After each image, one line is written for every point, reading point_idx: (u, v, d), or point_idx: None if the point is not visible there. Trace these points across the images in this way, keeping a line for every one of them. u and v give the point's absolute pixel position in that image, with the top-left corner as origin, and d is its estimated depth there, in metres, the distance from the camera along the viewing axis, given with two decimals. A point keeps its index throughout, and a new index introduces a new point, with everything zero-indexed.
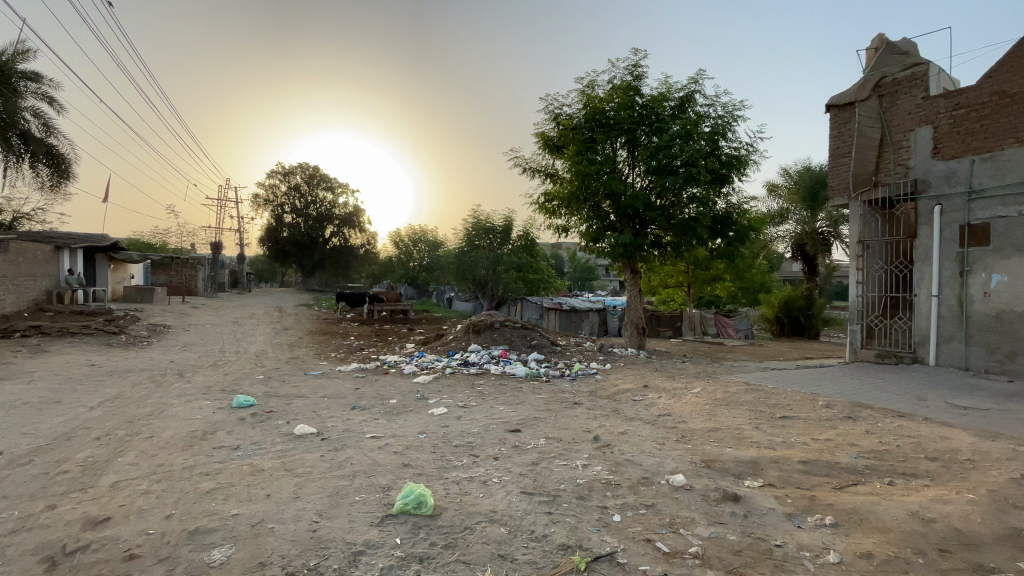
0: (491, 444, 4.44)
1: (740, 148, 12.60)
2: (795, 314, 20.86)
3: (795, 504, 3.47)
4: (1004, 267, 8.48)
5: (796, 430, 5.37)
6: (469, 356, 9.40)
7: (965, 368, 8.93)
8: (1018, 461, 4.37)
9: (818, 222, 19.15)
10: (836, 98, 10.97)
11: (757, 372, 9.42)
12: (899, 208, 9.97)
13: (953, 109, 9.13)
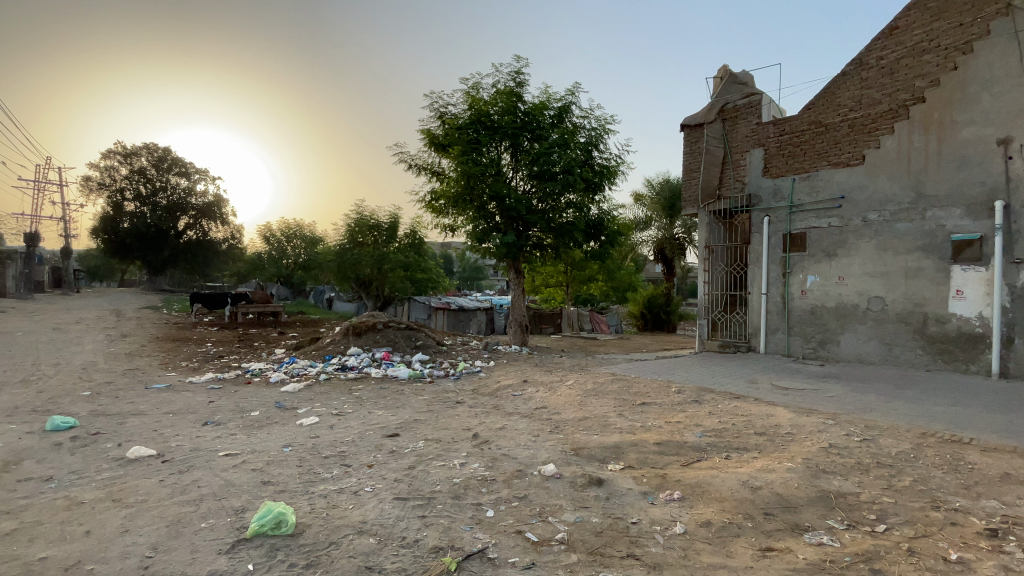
0: (366, 452, 4.26)
1: (611, 159, 13.69)
2: (656, 310, 23.24)
3: (649, 482, 3.86)
4: (812, 269, 10.28)
5: (653, 414, 5.96)
6: (348, 359, 8.95)
7: (785, 354, 10.68)
8: (818, 431, 5.32)
9: (675, 229, 21.53)
10: (689, 118, 12.42)
11: (625, 364, 10.28)
12: (737, 218, 11.71)
13: (779, 135, 10.85)
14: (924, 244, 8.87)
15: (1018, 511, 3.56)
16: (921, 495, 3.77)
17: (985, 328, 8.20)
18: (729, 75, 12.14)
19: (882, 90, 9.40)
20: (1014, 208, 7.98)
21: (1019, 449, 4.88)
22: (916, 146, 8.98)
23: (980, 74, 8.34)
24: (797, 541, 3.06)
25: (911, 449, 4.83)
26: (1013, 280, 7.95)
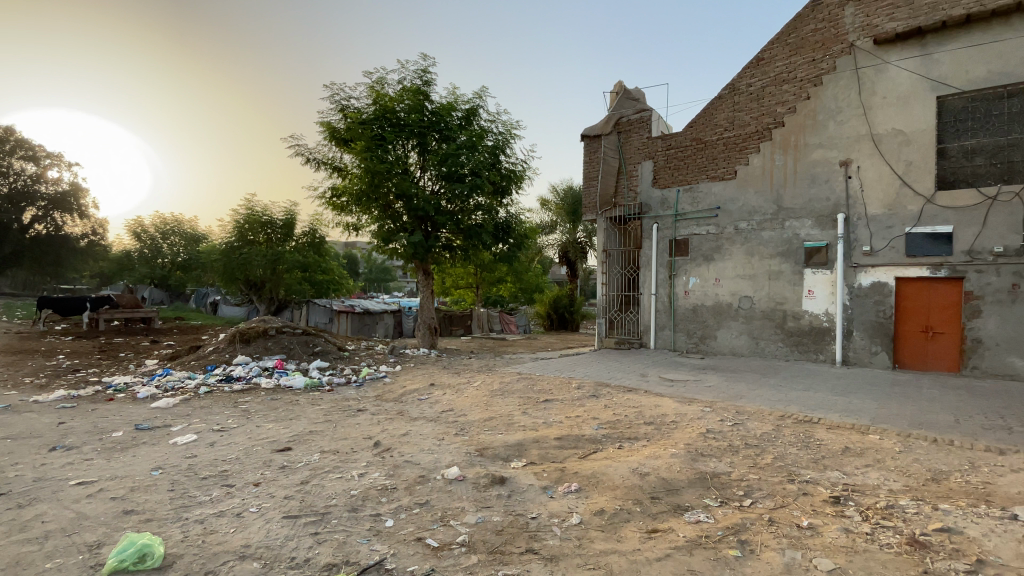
0: (252, 469, 3.94)
1: (517, 164, 14.04)
2: (561, 311, 24.19)
3: (549, 477, 4.02)
4: (696, 272, 11.34)
5: (554, 411, 6.20)
6: (234, 369, 8.22)
7: (671, 349, 11.66)
8: (698, 418, 5.89)
9: (578, 234, 22.54)
10: (588, 129, 13.12)
11: (530, 363, 10.57)
12: (630, 224, 12.70)
13: (667, 149, 11.85)
14: (783, 250, 10.17)
15: (850, 477, 4.22)
16: (780, 470, 4.32)
17: (830, 323, 9.61)
18: (624, 91, 13.01)
19: (751, 114, 10.63)
20: (850, 221, 9.45)
21: (853, 424, 5.80)
22: (777, 165, 10.27)
23: (825, 105, 9.75)
24: (678, 521, 3.36)
25: (771, 430, 5.53)
26: (849, 282, 9.41)
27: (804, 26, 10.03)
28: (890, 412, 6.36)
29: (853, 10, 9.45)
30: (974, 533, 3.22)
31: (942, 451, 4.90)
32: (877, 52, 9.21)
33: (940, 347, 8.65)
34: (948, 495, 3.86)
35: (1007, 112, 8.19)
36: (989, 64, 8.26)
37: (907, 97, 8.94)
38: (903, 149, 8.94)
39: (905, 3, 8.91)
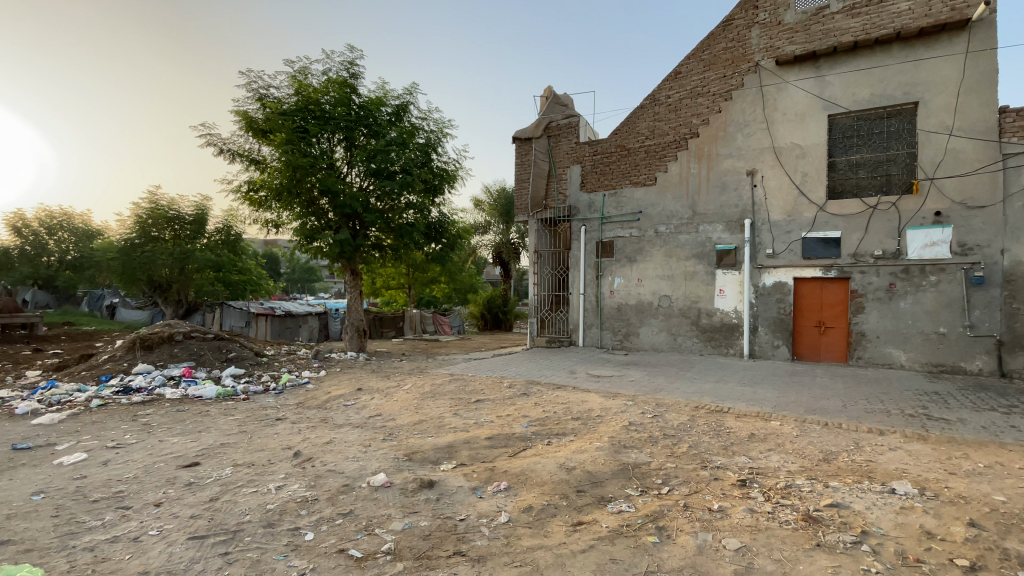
0: (154, 488, 3.60)
1: (449, 164, 13.93)
2: (494, 311, 24.30)
3: (479, 477, 4.04)
4: (621, 273, 11.86)
5: (485, 411, 6.22)
6: (134, 380, 7.44)
7: (599, 347, 12.10)
8: (622, 411, 6.16)
9: (511, 235, 22.74)
10: (519, 131, 13.30)
11: (462, 363, 10.52)
12: (559, 226, 13.02)
13: (593, 154, 12.29)
14: (699, 252, 10.89)
15: (755, 461, 4.61)
16: (694, 458, 4.62)
17: (738, 319, 10.42)
18: (553, 96, 13.33)
19: (669, 124, 11.28)
20: (755, 226, 10.31)
21: (758, 412, 6.33)
22: (692, 172, 10.98)
23: (734, 119, 10.55)
24: (602, 512, 3.49)
25: (687, 420, 5.90)
26: (755, 281, 10.27)
27: (716, 44, 10.79)
28: (790, 400, 7.00)
29: (759, 32, 10.30)
30: (856, 506, 3.63)
31: (831, 433, 5.48)
32: (778, 71, 10.10)
33: (831, 340, 9.64)
34: (835, 472, 4.32)
35: (883, 132, 9.29)
36: (870, 88, 9.29)
37: (803, 115, 9.89)
38: (800, 161, 9.89)
39: (801, 29, 9.84)
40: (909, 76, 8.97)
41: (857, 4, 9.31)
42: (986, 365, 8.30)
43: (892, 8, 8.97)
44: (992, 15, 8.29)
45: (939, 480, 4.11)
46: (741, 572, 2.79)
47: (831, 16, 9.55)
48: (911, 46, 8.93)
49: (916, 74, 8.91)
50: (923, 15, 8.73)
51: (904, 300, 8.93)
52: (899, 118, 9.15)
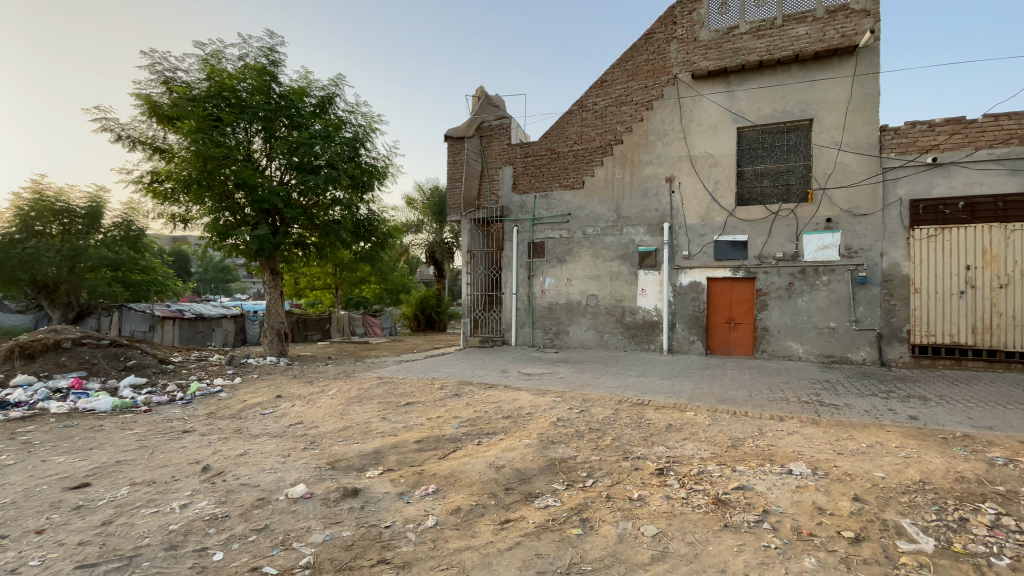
0: (32, 515, 3.20)
1: (379, 160, 13.56)
2: (428, 312, 23.96)
3: (406, 482, 3.97)
4: (551, 273, 12.13)
5: (414, 413, 6.12)
6: (10, 394, 6.51)
7: (530, 345, 12.30)
8: (551, 408, 6.31)
9: (445, 234, 22.53)
10: (451, 130, 13.20)
11: (392, 366, 10.26)
12: (492, 226, 12.91)
13: (524, 156, 12.47)
14: (623, 254, 11.40)
15: (672, 450, 4.90)
16: (617, 450, 4.84)
17: (659, 317, 11.03)
18: (485, 96, 13.35)
19: (596, 129, 11.71)
20: (674, 229, 10.95)
21: (676, 404, 6.74)
22: (617, 177, 11.48)
23: (655, 127, 11.15)
24: (529, 508, 3.56)
25: (611, 414, 6.16)
26: (673, 281, 10.92)
27: (639, 55, 11.34)
28: (704, 391, 7.52)
29: (677, 47, 10.94)
30: (759, 487, 3.97)
31: (739, 421, 5.95)
32: (694, 84, 10.79)
33: (739, 335, 10.46)
34: (742, 457, 4.70)
35: (783, 145, 10.22)
36: (773, 104, 10.17)
37: (715, 126, 10.64)
38: (713, 169, 10.64)
39: (714, 46, 10.58)
40: (805, 95, 9.92)
41: (762, 27, 10.16)
42: (866, 354, 9.40)
43: (791, 33, 9.89)
44: (871, 45, 9.38)
45: (828, 460, 4.60)
46: (657, 556, 2.95)
47: (739, 36, 10.36)
48: (806, 67, 9.89)
49: (810, 93, 9.88)
50: (816, 41, 9.69)
51: (800, 298, 9.89)
52: (797, 133, 10.10)
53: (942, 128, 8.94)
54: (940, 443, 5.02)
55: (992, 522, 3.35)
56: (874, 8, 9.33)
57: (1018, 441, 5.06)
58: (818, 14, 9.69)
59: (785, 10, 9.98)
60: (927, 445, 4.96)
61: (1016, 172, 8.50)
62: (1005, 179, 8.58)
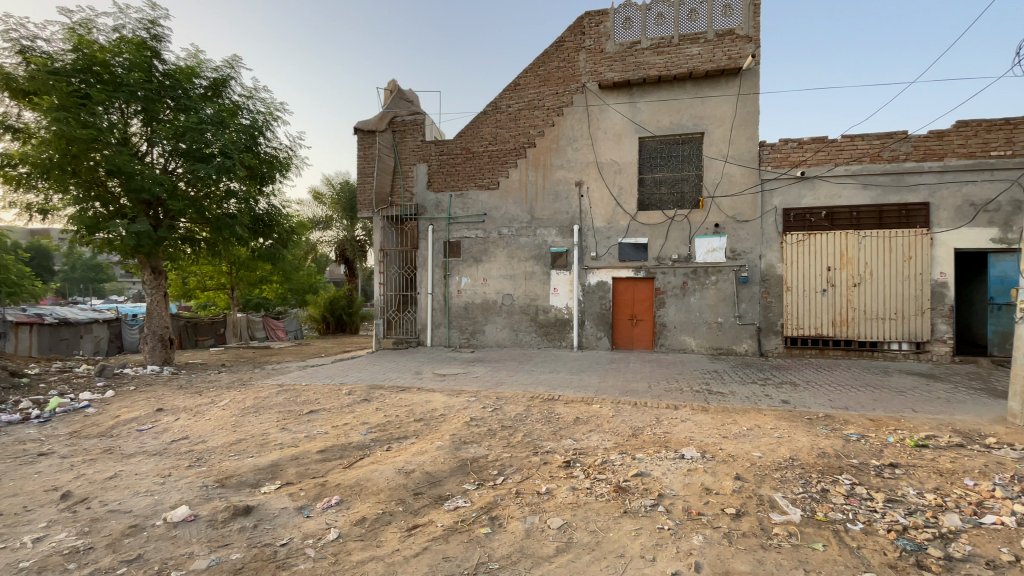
0: None
1: (281, 151, 12.65)
2: (339, 313, 22.72)
3: (306, 495, 3.74)
4: (466, 272, 12.12)
5: (319, 421, 5.79)
6: None
7: (446, 346, 12.20)
8: (463, 408, 6.29)
9: (356, 231, 21.56)
10: (361, 123, 12.65)
11: (296, 371, 9.64)
12: (406, 224, 12.64)
13: (439, 154, 12.32)
14: (537, 254, 11.69)
15: (579, 442, 5.12)
16: (527, 445, 4.94)
17: (569, 315, 11.46)
18: (398, 90, 12.98)
19: (510, 131, 11.87)
20: (584, 231, 11.43)
21: (584, 398, 7.05)
22: (531, 179, 11.74)
23: (566, 133, 11.55)
24: (438, 512, 3.51)
25: (523, 411, 6.28)
26: (582, 281, 11.40)
27: (550, 62, 11.66)
28: (609, 385, 7.94)
29: (585, 56, 11.41)
30: (656, 473, 4.27)
31: (641, 411, 6.35)
32: (601, 94, 11.34)
33: (641, 330, 11.18)
34: (642, 445, 5.02)
35: (680, 155, 11.07)
36: (671, 116, 10.99)
37: (621, 135, 11.27)
38: (618, 175, 11.26)
39: (619, 59, 11.18)
40: (698, 110, 10.82)
41: (661, 44, 10.91)
42: (748, 346, 10.48)
43: (686, 52, 10.73)
44: (752, 69, 10.46)
45: (716, 443, 5.07)
46: (562, 548, 3.06)
47: (641, 51, 11.05)
48: (699, 85, 10.79)
49: (702, 108, 10.80)
50: (706, 61, 10.61)
51: (693, 296, 10.78)
52: (692, 145, 11.00)
53: (808, 147, 10.21)
54: (806, 423, 5.73)
55: (843, 490, 3.89)
56: (754, 36, 10.41)
57: (864, 418, 5.92)
58: (709, 36, 10.62)
59: (681, 30, 10.81)
60: (795, 425, 5.63)
61: (864, 187, 9.93)
62: (856, 193, 9.98)
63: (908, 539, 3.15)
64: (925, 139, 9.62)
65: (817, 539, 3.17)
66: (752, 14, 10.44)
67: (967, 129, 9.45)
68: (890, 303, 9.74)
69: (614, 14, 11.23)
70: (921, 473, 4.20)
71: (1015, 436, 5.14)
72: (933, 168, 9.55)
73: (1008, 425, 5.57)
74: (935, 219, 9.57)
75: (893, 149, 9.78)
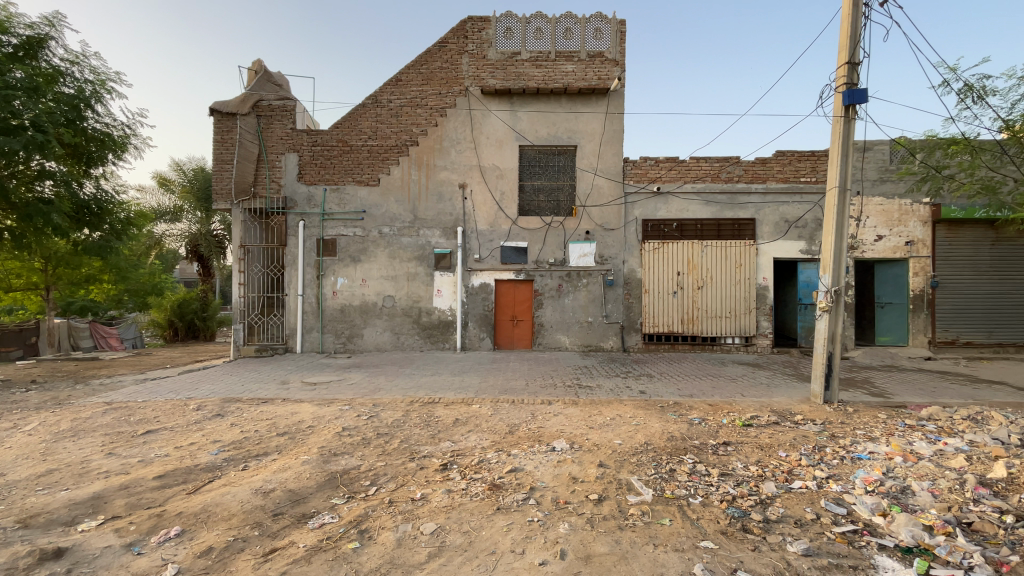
0: None
1: (115, 129, 10.78)
2: (190, 318, 20.02)
3: (138, 529, 3.24)
4: (343, 273, 11.47)
5: (159, 443, 5.04)
6: None
7: (319, 351, 11.41)
8: (336, 418, 5.93)
9: (212, 225, 19.10)
10: (219, 104, 11.30)
11: (131, 386, 8.26)
12: (272, 218, 11.54)
13: (312, 145, 11.50)
14: (419, 255, 11.49)
15: (457, 444, 5.14)
16: (404, 451, 4.82)
17: (452, 317, 11.46)
18: (264, 71, 11.82)
19: (391, 127, 11.51)
20: (466, 233, 11.51)
21: (464, 399, 7.08)
22: (413, 179, 11.51)
23: (449, 134, 11.54)
24: (301, 531, 3.27)
25: (400, 416, 6.11)
26: (465, 283, 11.47)
27: (433, 61, 11.55)
28: (489, 384, 8.10)
29: (468, 60, 11.51)
30: (529, 467, 4.44)
31: (517, 409, 6.58)
32: (483, 99, 11.53)
33: (521, 331, 11.57)
34: (517, 442, 5.20)
35: (556, 165, 11.70)
36: (548, 127, 11.57)
37: (502, 141, 11.57)
38: (499, 180, 11.56)
39: (500, 67, 11.47)
40: (572, 124, 11.54)
41: (539, 57, 11.45)
42: (615, 343, 11.42)
43: (561, 68, 11.39)
44: (618, 90, 11.45)
45: (583, 434, 5.44)
46: (434, 553, 3.03)
47: (521, 62, 11.47)
48: (573, 100, 11.51)
49: (576, 123, 11.53)
50: (580, 79, 11.38)
51: (568, 297, 11.45)
52: (567, 156, 11.69)
53: (663, 165, 11.46)
54: (659, 411, 6.41)
55: (687, 468, 4.42)
56: (619, 61, 11.43)
57: (706, 404, 6.80)
58: (582, 56, 11.40)
59: (557, 46, 11.45)
60: (650, 413, 6.27)
61: (707, 203, 11.42)
62: (701, 208, 11.44)
63: (737, 507, 3.69)
64: (753, 164, 11.37)
65: (665, 515, 3.55)
66: (618, 41, 11.45)
67: (782, 159, 11.37)
68: (725, 303, 11.31)
69: (495, 23, 11.51)
70: (747, 449, 4.94)
71: (815, 413, 6.30)
72: (758, 189, 11.32)
73: (810, 404, 6.80)
74: (759, 233, 11.35)
75: (729, 171, 11.40)
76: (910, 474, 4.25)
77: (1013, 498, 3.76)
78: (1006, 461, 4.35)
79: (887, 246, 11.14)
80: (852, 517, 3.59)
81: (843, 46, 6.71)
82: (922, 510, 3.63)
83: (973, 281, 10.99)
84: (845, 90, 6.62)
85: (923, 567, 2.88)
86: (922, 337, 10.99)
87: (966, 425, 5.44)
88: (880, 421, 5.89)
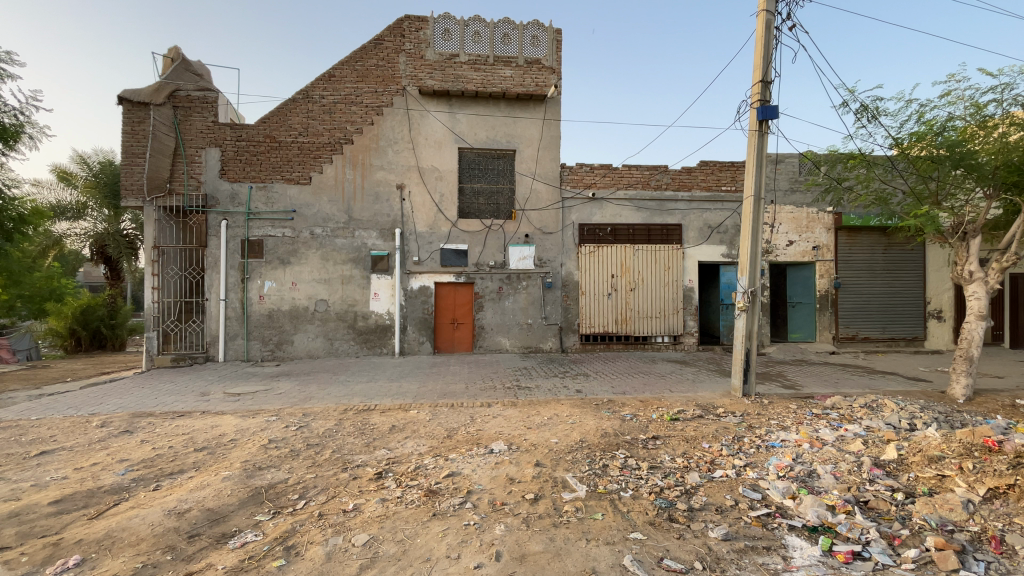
0: None
1: (7, 114, 9.68)
2: (95, 325, 18.07)
3: (30, 561, 2.93)
4: (272, 275, 10.90)
5: (55, 464, 4.55)
6: None
7: (244, 360, 10.75)
8: (261, 430, 5.62)
9: (122, 223, 17.36)
10: (129, 92, 10.39)
11: (23, 403, 7.39)
12: (190, 217, 10.75)
13: (236, 140, 10.84)
14: (355, 256, 11.15)
15: (392, 451, 5.02)
16: (336, 462, 4.65)
17: (390, 321, 11.21)
18: (182, 59, 10.99)
19: (323, 124, 11.09)
20: (404, 235, 11.29)
21: (401, 405, 6.94)
22: (348, 178, 11.15)
23: (385, 134, 11.29)
24: (220, 552, 3.07)
25: (332, 425, 5.88)
26: (404, 285, 11.25)
27: (368, 58, 11.24)
28: (428, 389, 7.97)
29: (405, 59, 11.31)
30: (465, 471, 4.43)
31: (456, 412, 6.55)
32: (421, 100, 11.38)
33: (462, 333, 11.51)
34: (455, 446, 5.17)
35: (495, 169, 11.75)
36: (487, 131, 11.61)
37: (440, 142, 11.48)
38: (438, 182, 11.46)
39: (438, 68, 11.38)
40: (510, 128, 11.66)
41: (477, 60, 11.47)
42: (553, 344, 11.64)
43: (499, 72, 11.48)
44: (555, 97, 11.70)
45: (521, 435, 5.50)
46: (367, 564, 2.95)
47: (459, 65, 11.43)
48: (511, 105, 11.63)
49: (515, 127, 11.67)
50: (518, 85, 11.53)
51: (508, 299, 11.53)
52: (505, 160, 11.76)
53: (598, 172, 11.85)
54: (594, 409, 6.61)
55: (619, 463, 4.59)
56: (556, 69, 11.71)
57: (637, 400, 7.09)
58: (520, 62, 11.56)
59: (495, 51, 11.52)
60: (586, 411, 6.46)
61: (638, 209, 11.94)
62: (633, 214, 11.95)
63: (664, 498, 3.88)
64: (680, 174, 12.03)
65: (598, 510, 3.66)
66: (555, 49, 11.75)
67: (706, 169, 12.11)
68: (656, 304, 11.86)
69: (433, 23, 11.39)
70: (674, 442, 5.21)
71: (734, 406, 6.76)
72: (684, 197, 11.98)
73: (731, 397, 7.29)
74: (685, 238, 12.01)
75: (658, 179, 11.98)
76: (816, 459, 4.66)
77: (902, 476, 4.23)
78: (896, 443, 4.89)
79: (797, 250, 12.17)
80: (766, 501, 3.87)
81: (757, 65, 7.25)
82: (826, 492, 3.99)
83: (870, 282, 12.22)
84: (759, 106, 7.19)
85: (828, 544, 3.18)
86: (827, 334, 12.07)
87: (863, 412, 6.06)
88: (792, 411, 6.42)
